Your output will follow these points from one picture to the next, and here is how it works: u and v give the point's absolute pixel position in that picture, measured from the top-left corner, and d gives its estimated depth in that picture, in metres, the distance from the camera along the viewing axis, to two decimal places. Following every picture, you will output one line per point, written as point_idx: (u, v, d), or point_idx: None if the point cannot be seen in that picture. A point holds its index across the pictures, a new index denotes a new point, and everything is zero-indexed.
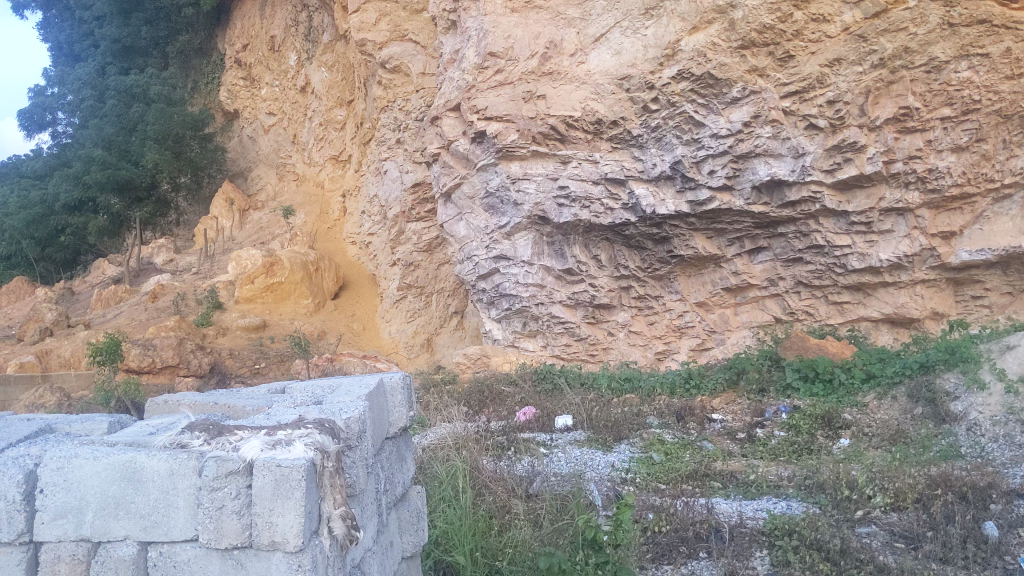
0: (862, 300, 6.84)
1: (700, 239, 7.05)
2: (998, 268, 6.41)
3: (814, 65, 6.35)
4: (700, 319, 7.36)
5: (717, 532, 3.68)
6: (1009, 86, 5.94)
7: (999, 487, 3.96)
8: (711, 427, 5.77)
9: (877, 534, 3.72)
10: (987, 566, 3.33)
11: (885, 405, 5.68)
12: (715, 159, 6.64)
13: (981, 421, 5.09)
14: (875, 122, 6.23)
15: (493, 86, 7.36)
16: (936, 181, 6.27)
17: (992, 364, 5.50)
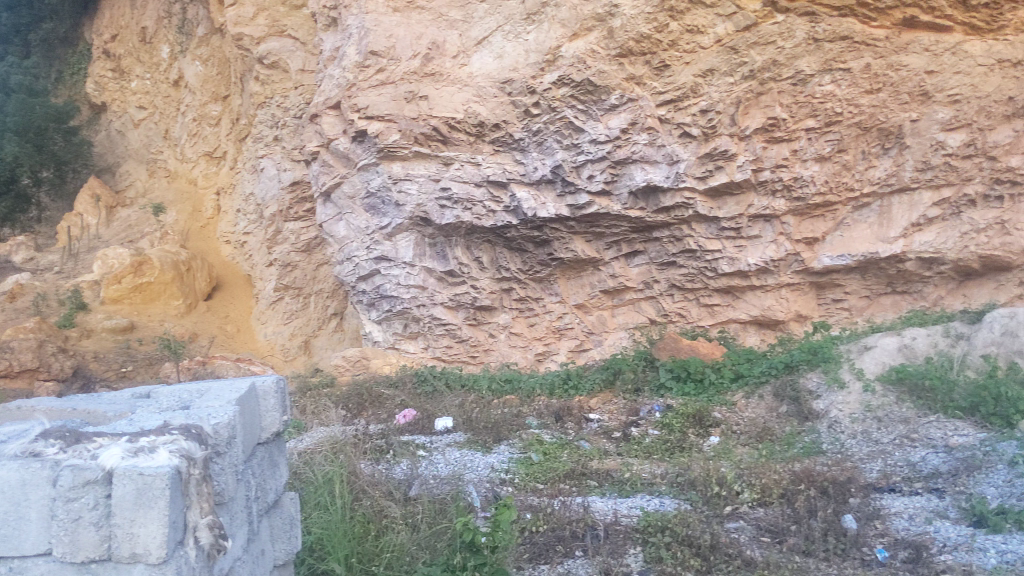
0: (732, 303, 7.15)
1: (579, 242, 7.11)
2: (857, 273, 6.87)
3: (688, 75, 6.56)
4: (579, 320, 7.45)
5: (593, 531, 3.72)
6: (868, 100, 6.43)
7: (856, 482, 4.22)
8: (588, 426, 5.87)
9: (744, 529, 3.83)
10: (845, 557, 3.50)
11: (753, 403, 5.88)
12: (594, 164, 6.74)
13: (841, 418, 5.37)
14: (745, 131, 6.55)
15: (374, 85, 7.06)
16: (801, 190, 6.66)
17: (851, 364, 5.84)
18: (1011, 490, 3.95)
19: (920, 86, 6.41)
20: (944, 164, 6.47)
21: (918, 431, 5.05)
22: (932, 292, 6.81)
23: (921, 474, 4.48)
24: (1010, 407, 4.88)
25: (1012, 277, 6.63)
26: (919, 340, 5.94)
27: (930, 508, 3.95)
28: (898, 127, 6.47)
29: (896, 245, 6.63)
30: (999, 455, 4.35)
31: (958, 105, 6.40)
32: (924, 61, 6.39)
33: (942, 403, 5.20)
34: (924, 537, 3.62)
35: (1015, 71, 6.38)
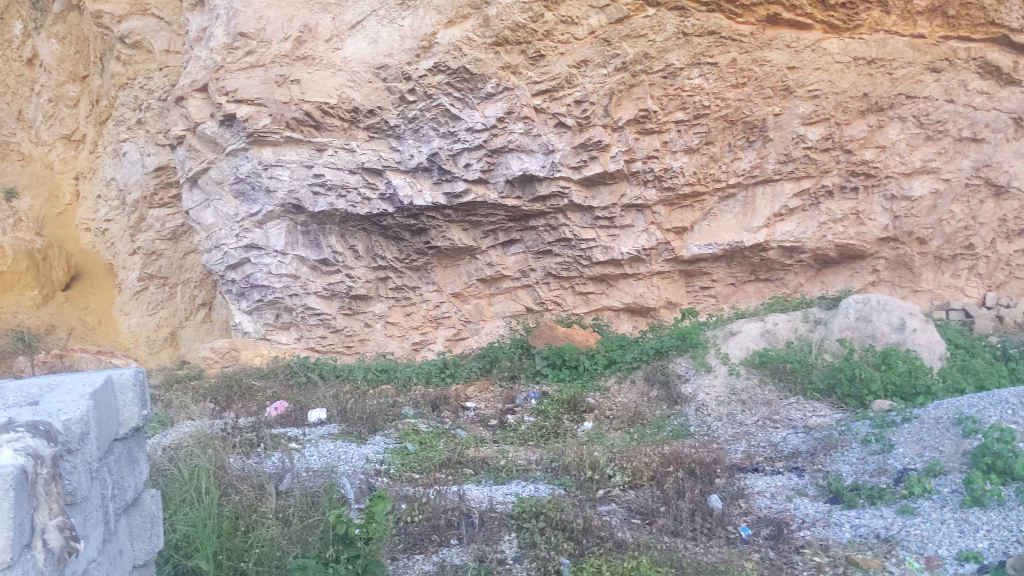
0: (606, 291, 7.31)
1: (456, 230, 6.99)
2: (724, 261, 7.26)
3: (563, 66, 6.60)
4: (456, 309, 7.34)
5: (468, 519, 3.72)
6: (734, 94, 6.76)
7: (722, 463, 4.40)
8: (465, 415, 5.87)
9: (616, 511, 3.89)
10: (712, 536, 3.61)
11: (626, 388, 6.02)
12: (470, 152, 6.66)
13: (708, 401, 5.54)
14: (618, 122, 6.70)
15: (243, 67, 6.65)
16: (671, 180, 6.91)
17: (717, 349, 6.05)
18: (865, 467, 4.18)
19: (782, 81, 6.81)
20: (805, 156, 6.98)
21: (780, 413, 5.30)
22: (793, 279, 7.39)
23: (782, 453, 4.67)
24: (862, 388, 5.22)
25: (866, 265, 7.44)
26: (780, 325, 6.22)
27: (791, 486, 4.12)
28: (762, 120, 6.85)
29: (760, 235, 7.09)
30: (854, 434, 4.60)
31: (818, 101, 6.89)
32: (787, 57, 6.79)
33: (802, 385, 5.52)
34: (786, 515, 3.77)
35: (869, 69, 6.94)
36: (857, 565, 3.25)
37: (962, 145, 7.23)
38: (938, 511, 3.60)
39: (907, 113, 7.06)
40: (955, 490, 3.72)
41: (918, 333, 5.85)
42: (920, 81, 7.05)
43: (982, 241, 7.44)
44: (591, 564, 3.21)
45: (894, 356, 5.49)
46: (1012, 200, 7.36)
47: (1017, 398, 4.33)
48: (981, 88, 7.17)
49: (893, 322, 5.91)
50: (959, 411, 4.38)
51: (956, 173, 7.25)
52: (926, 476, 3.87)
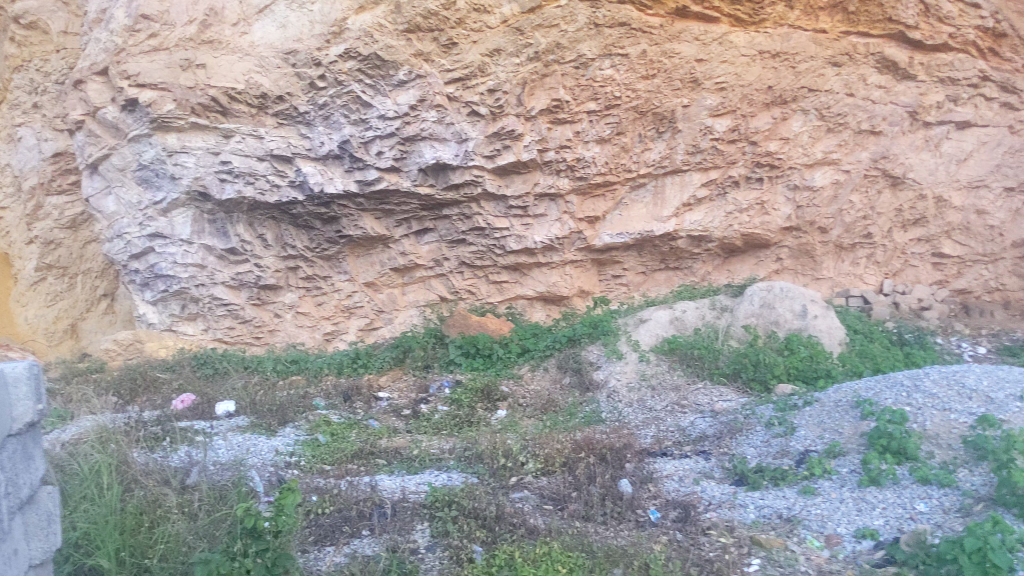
0: (519, 280, 7.33)
1: (368, 219, 6.87)
2: (634, 250, 7.38)
3: (475, 55, 6.59)
4: (369, 298, 7.20)
5: (380, 509, 3.70)
6: (644, 86, 6.86)
7: (631, 448, 4.47)
8: (377, 405, 5.83)
9: (529, 498, 3.92)
10: (623, 520, 3.66)
11: (539, 375, 6.07)
12: (383, 140, 6.58)
13: (619, 388, 5.62)
14: (531, 112, 6.73)
15: (145, 51, 6.43)
16: (583, 170, 6.98)
17: (628, 336, 6.12)
18: (768, 449, 4.30)
19: (691, 73, 6.93)
20: (712, 147, 7.14)
21: (688, 398, 5.43)
22: (701, 267, 7.58)
23: (690, 438, 4.78)
24: (767, 372, 5.40)
25: (770, 253, 7.68)
26: (688, 313, 6.34)
27: (698, 469, 4.22)
28: (670, 112, 6.98)
29: (669, 224, 7.24)
30: (758, 417, 4.73)
31: (725, 93, 7.04)
32: (695, 49, 6.91)
33: (709, 370, 5.67)
34: (692, 497, 3.86)
35: (773, 62, 7.11)
36: (760, 545, 3.35)
37: (861, 137, 7.48)
38: (837, 490, 3.75)
39: (810, 107, 7.28)
40: (853, 470, 3.86)
41: (819, 320, 6.05)
42: (822, 75, 7.27)
43: (879, 230, 7.72)
44: (504, 550, 3.22)
45: (796, 341, 5.68)
46: (907, 190, 7.65)
47: (910, 380, 4.52)
48: (879, 82, 7.41)
49: (795, 309, 6.09)
50: (857, 394, 4.54)
51: (855, 164, 7.52)
52: (826, 457, 4.01)
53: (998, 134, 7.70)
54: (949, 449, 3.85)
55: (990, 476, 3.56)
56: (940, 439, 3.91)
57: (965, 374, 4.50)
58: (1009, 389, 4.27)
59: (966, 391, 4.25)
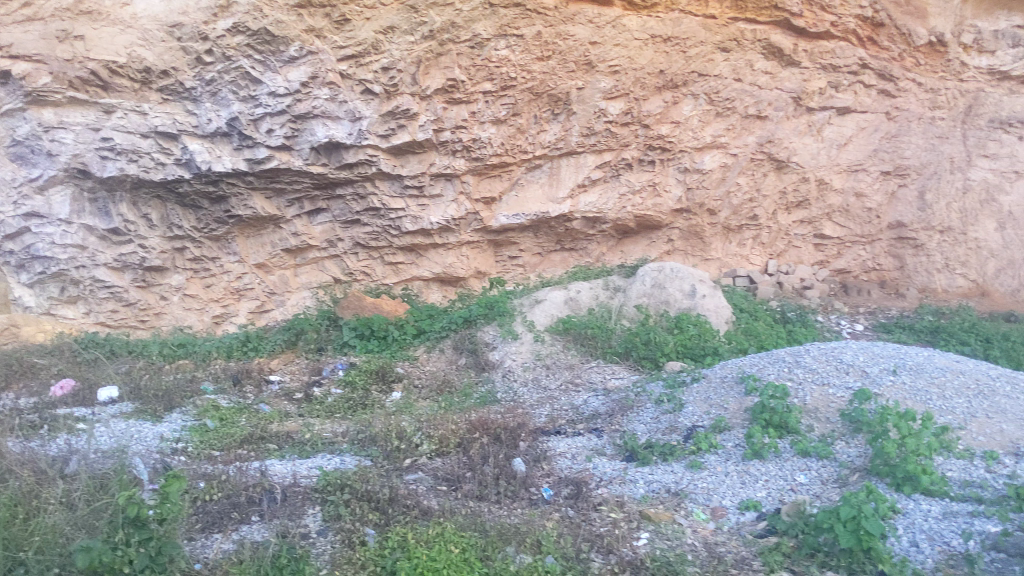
0: (415, 261, 7.28)
1: (258, 199, 6.68)
2: (531, 231, 7.43)
3: (368, 31, 6.46)
4: (260, 280, 7.00)
5: (270, 494, 3.63)
6: (539, 67, 6.87)
7: (525, 427, 4.52)
8: (268, 389, 5.71)
9: (423, 479, 3.90)
10: (516, 498, 3.69)
11: (434, 356, 6.06)
12: (273, 117, 6.41)
13: (514, 367, 5.66)
14: (426, 91, 6.66)
15: (18, 21, 6.04)
16: (479, 150, 6.97)
17: (523, 316, 6.15)
18: (658, 425, 4.40)
19: (585, 55, 6.97)
20: (606, 130, 7.24)
21: (581, 376, 5.52)
22: (595, 248, 7.69)
23: (583, 415, 4.85)
24: (657, 350, 5.57)
25: (662, 234, 7.84)
26: (582, 293, 6.41)
27: (590, 447, 4.28)
28: (565, 94, 7.02)
29: (565, 205, 7.31)
30: (648, 394, 4.83)
31: (618, 76, 7.12)
32: (588, 32, 6.94)
33: (602, 349, 5.78)
34: (584, 474, 3.92)
35: (665, 46, 7.23)
36: (649, 519, 3.42)
37: (748, 122, 7.69)
38: (723, 464, 3.86)
39: (699, 91, 7.43)
40: (738, 444, 3.99)
41: (707, 299, 6.22)
42: (711, 60, 7.42)
43: (764, 212, 7.98)
44: (396, 532, 3.20)
45: (686, 320, 5.85)
46: (791, 173, 7.91)
47: (792, 356, 4.69)
48: (765, 68, 7.63)
49: (684, 288, 6.25)
50: (742, 370, 4.69)
51: (742, 148, 7.72)
52: (712, 432, 4.13)
53: (876, 120, 8.04)
54: (827, 422, 4.01)
55: (865, 447, 3.73)
56: (819, 413, 4.07)
57: (842, 350, 4.70)
58: (883, 363, 4.48)
59: (844, 366, 4.44)
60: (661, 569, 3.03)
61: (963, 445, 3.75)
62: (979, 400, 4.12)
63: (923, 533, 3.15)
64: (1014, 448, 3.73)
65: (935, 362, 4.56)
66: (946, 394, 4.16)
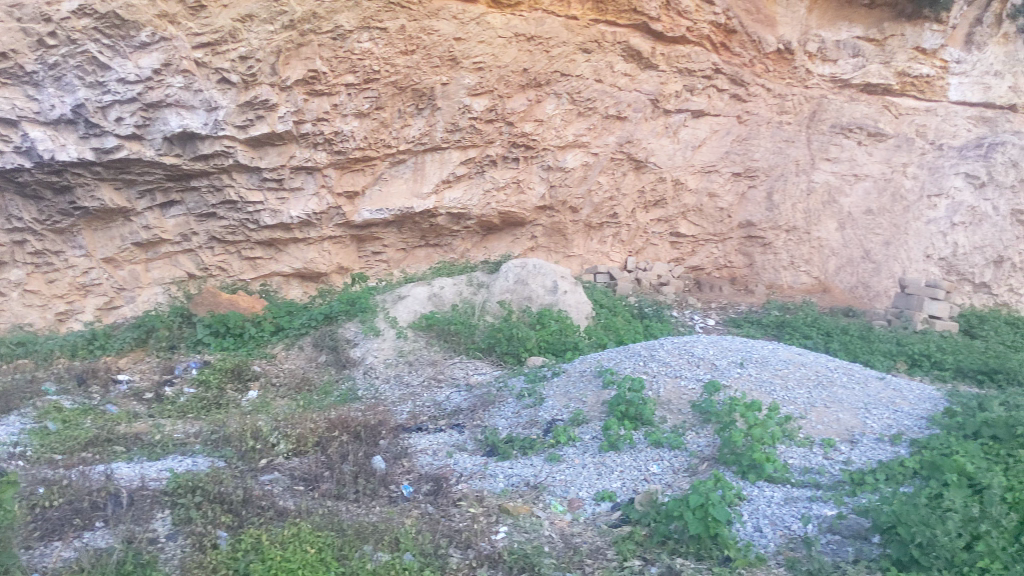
0: (274, 256, 7.09)
1: (107, 190, 6.36)
2: (394, 227, 7.37)
3: (225, 19, 6.24)
4: (108, 275, 6.65)
5: (115, 498, 3.46)
6: (402, 61, 6.82)
7: (386, 424, 4.48)
8: (116, 389, 5.46)
9: (279, 480, 3.81)
10: (375, 496, 3.65)
11: (293, 354, 5.93)
12: (123, 105, 6.10)
13: (376, 364, 5.60)
14: (286, 82, 6.50)
15: None
16: (341, 144, 6.86)
17: (386, 313, 6.09)
18: (518, 420, 4.44)
19: (449, 51, 6.96)
20: (470, 126, 7.25)
21: (444, 372, 5.53)
22: (460, 244, 7.71)
23: (445, 412, 4.85)
24: (519, 346, 5.63)
25: (525, 231, 7.93)
26: (446, 289, 6.39)
27: (451, 442, 4.29)
28: (429, 89, 7.00)
29: (429, 201, 7.29)
30: (510, 390, 4.88)
31: (483, 73, 7.15)
32: (453, 28, 6.94)
33: (465, 345, 5.80)
34: (444, 470, 3.92)
35: (528, 45, 7.29)
36: (508, 513, 3.46)
37: (608, 122, 7.87)
38: (580, 456, 3.94)
39: (561, 90, 7.55)
40: (595, 436, 4.08)
41: (568, 295, 6.34)
42: (573, 61, 7.54)
43: (624, 210, 8.18)
44: (250, 534, 3.11)
45: (547, 316, 5.94)
46: (649, 173, 8.15)
47: (646, 350, 4.84)
48: (625, 70, 7.82)
49: (547, 285, 6.34)
50: (600, 364, 4.80)
51: (603, 147, 7.90)
52: (570, 425, 4.20)
53: (728, 124, 8.38)
54: (679, 413, 4.14)
55: (713, 437, 3.89)
56: (672, 405, 4.20)
57: (694, 344, 4.87)
58: (731, 357, 4.67)
59: (695, 359, 4.61)
60: (519, 561, 3.07)
61: (804, 433, 3.95)
62: (818, 391, 4.35)
63: (766, 518, 3.30)
64: (849, 436, 3.96)
65: (779, 355, 4.79)
66: (789, 385, 4.37)
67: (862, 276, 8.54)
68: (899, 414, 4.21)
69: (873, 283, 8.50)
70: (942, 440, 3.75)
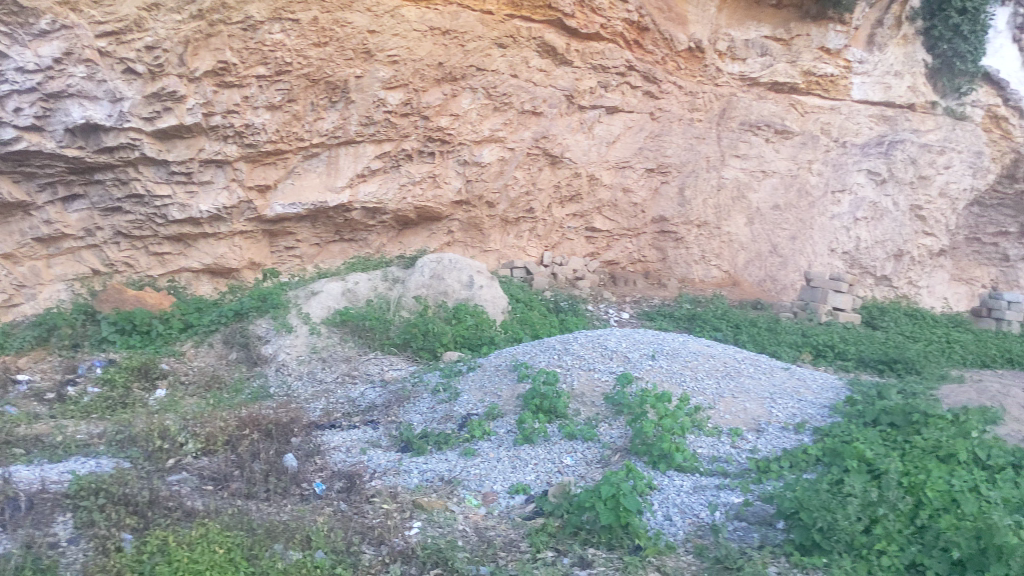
0: (183, 251, 6.90)
1: (5, 183, 6.11)
2: (308, 221, 7.26)
3: (130, 7, 6.05)
4: (6, 271, 6.33)
5: (13, 503, 3.33)
6: (315, 53, 6.72)
7: (298, 422, 4.42)
8: (15, 389, 5.26)
9: (187, 480, 3.72)
10: (287, 495, 3.60)
11: (202, 351, 5.81)
12: (21, 95, 5.85)
13: (289, 361, 5.52)
14: (194, 73, 6.34)
15: None
16: (252, 137, 6.73)
17: (298, 309, 5.97)
18: (433, 415, 4.43)
19: (362, 44, 6.89)
20: (385, 120, 7.20)
21: (358, 368, 5.49)
22: (375, 239, 7.64)
23: (359, 408, 4.81)
24: (435, 341, 5.63)
25: (441, 226, 7.91)
26: (360, 285, 6.31)
27: (365, 439, 4.25)
28: (343, 81, 6.92)
29: (343, 195, 7.21)
30: (425, 385, 4.87)
31: (397, 66, 7.10)
32: (366, 20, 6.86)
33: (379, 341, 5.77)
34: (358, 467, 3.89)
35: (443, 39, 7.26)
36: (422, 508, 3.45)
37: (524, 117, 7.91)
38: (495, 450, 3.95)
39: (477, 85, 7.55)
40: (510, 430, 4.10)
41: (484, 290, 6.37)
42: (488, 55, 7.54)
43: (539, 205, 8.24)
44: (155, 535, 3.03)
45: (463, 311, 5.95)
46: (565, 168, 8.23)
47: (561, 344, 4.87)
48: (540, 66, 7.85)
49: (462, 280, 6.36)
50: (515, 358, 4.82)
51: (518, 143, 7.94)
52: (485, 420, 4.22)
53: (641, 120, 8.50)
54: (593, 406, 4.20)
55: (625, 429, 3.95)
56: (585, 397, 4.25)
57: (607, 337, 4.93)
58: (643, 349, 4.74)
59: (608, 352, 4.66)
60: (432, 556, 3.06)
61: (712, 423, 4.04)
62: (726, 381, 4.46)
63: (675, 507, 3.37)
64: (756, 425, 4.07)
65: (689, 347, 4.88)
66: (698, 376, 4.46)
67: (770, 270, 8.82)
68: (804, 403, 4.35)
69: (779, 276, 8.81)
70: (843, 428, 3.89)
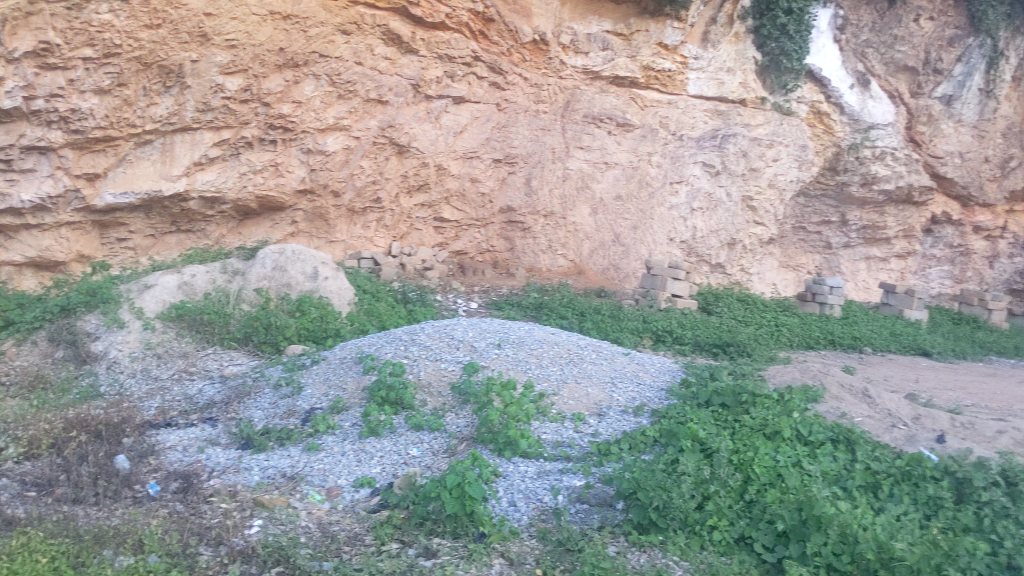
0: (3, 244, 6.45)
1: None
2: (141, 211, 6.94)
3: None
4: None
5: None
6: (147, 35, 6.40)
7: (130, 422, 4.22)
8: None
9: (8, 487, 3.51)
10: (118, 498, 3.44)
11: (25, 350, 5.53)
12: None
13: (121, 359, 5.25)
14: (12, 54, 5.93)
15: None
16: (79, 122, 6.38)
17: (131, 303, 5.67)
18: (275, 411, 4.32)
19: (199, 27, 6.59)
20: (223, 106, 6.96)
21: (196, 364, 5.30)
22: (214, 230, 7.38)
23: (197, 406, 4.64)
24: (278, 334, 5.53)
25: (285, 216, 7.73)
26: (198, 278, 6.04)
27: (203, 438, 4.10)
28: (178, 66, 6.62)
29: (179, 184, 6.93)
30: (267, 379, 4.75)
31: (235, 51, 6.85)
32: (203, 3, 6.55)
33: (219, 335, 5.60)
34: (195, 466, 3.76)
35: (284, 24, 7.06)
36: (263, 506, 3.36)
37: (369, 106, 7.81)
38: (339, 444, 3.90)
39: (320, 72, 7.40)
40: (355, 423, 4.06)
41: (329, 281, 6.27)
42: (331, 42, 7.41)
43: (387, 195, 8.18)
44: None
45: (307, 303, 5.85)
46: (411, 158, 8.18)
47: (407, 335, 4.85)
48: (385, 54, 7.77)
49: (307, 271, 6.22)
50: (361, 350, 4.77)
51: (364, 132, 7.84)
52: (330, 413, 4.15)
53: (487, 111, 8.57)
54: (439, 396, 4.20)
55: (471, 418, 3.98)
56: (432, 388, 4.25)
57: (454, 327, 4.94)
58: (489, 338, 4.78)
59: (455, 342, 4.68)
60: (273, 554, 2.98)
61: (556, 409, 4.12)
62: (569, 367, 4.56)
63: (520, 492, 3.42)
64: (598, 410, 4.18)
65: (534, 335, 4.95)
66: (543, 363, 4.54)
67: (613, 259, 9.05)
68: (642, 386, 4.50)
69: (621, 265, 9.07)
70: (679, 410, 4.05)
